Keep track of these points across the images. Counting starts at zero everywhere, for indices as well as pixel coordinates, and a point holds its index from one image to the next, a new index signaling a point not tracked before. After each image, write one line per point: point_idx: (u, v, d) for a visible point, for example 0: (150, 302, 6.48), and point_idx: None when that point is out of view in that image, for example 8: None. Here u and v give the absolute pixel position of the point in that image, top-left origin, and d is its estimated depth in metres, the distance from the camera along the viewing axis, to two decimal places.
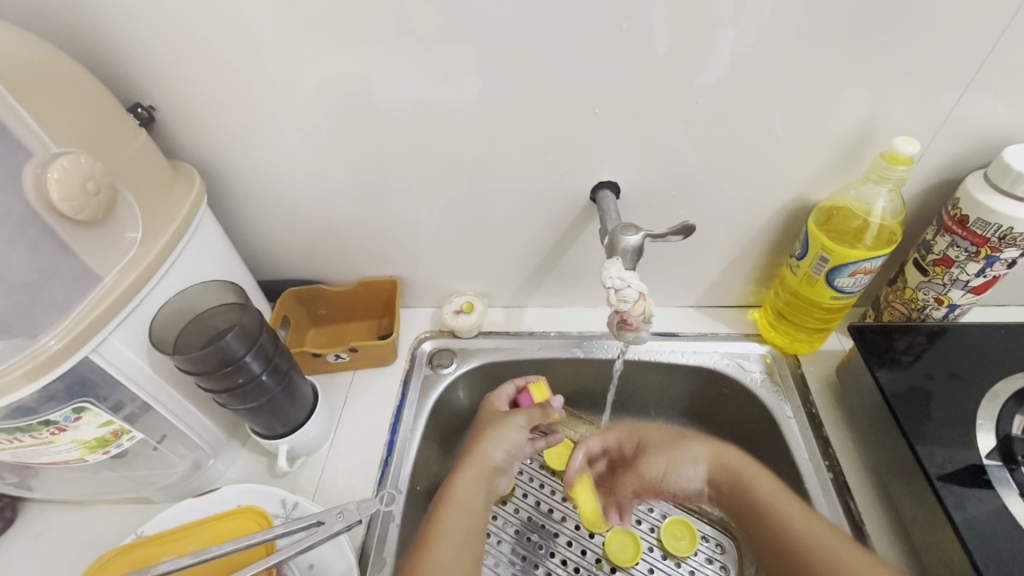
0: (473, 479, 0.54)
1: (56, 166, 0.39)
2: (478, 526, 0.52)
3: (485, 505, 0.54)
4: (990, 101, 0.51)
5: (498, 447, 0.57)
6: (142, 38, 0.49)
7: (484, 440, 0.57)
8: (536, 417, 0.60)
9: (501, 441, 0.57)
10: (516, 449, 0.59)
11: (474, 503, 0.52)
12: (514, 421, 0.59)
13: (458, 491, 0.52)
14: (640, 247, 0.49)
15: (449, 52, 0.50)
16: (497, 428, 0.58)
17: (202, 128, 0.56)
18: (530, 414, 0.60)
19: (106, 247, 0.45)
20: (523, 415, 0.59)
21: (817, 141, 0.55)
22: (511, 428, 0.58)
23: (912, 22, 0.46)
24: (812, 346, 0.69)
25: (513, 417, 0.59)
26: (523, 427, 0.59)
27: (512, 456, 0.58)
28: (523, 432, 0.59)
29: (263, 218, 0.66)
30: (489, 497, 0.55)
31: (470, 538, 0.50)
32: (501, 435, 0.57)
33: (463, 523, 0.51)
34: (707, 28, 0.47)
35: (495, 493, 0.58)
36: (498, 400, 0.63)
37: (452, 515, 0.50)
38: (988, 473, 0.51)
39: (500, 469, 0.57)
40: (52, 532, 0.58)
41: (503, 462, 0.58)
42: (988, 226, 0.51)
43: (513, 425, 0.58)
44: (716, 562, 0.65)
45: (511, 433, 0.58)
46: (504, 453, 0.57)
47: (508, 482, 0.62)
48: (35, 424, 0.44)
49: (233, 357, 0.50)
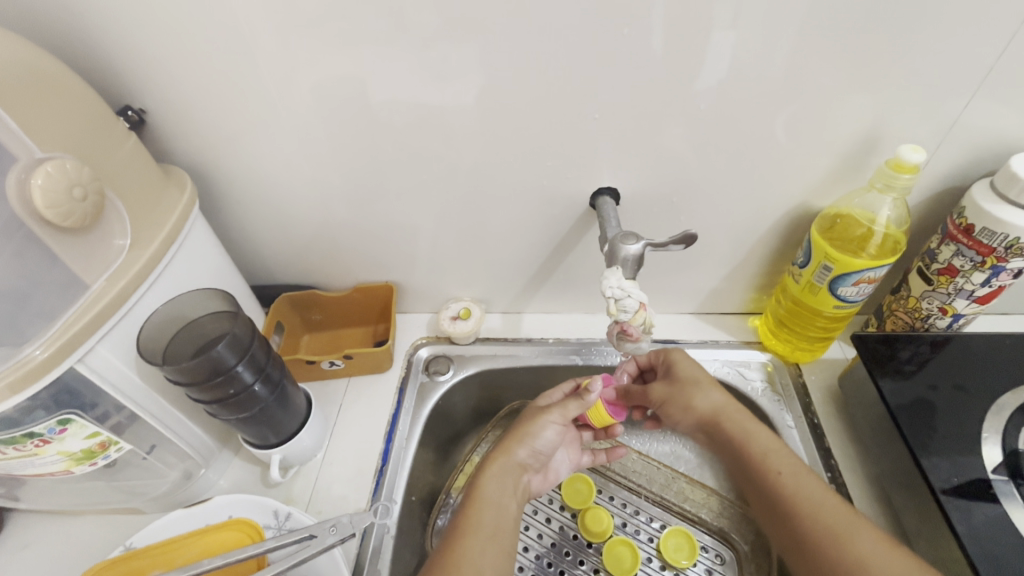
0: (502, 476, 0.53)
1: (40, 172, 0.38)
2: (510, 521, 0.51)
3: (516, 501, 0.53)
4: (995, 108, 0.50)
5: (526, 445, 0.56)
6: (132, 40, 0.48)
7: (514, 439, 0.56)
8: (572, 406, 0.57)
9: (529, 437, 0.56)
10: (548, 444, 0.57)
11: (502, 500, 0.51)
12: (547, 417, 0.56)
13: (486, 488, 0.52)
14: (641, 256, 0.48)
15: (445, 56, 0.49)
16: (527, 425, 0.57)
17: (194, 132, 0.55)
18: (564, 405, 0.57)
19: (94, 254, 0.44)
20: (557, 410, 0.57)
21: (819, 148, 0.54)
22: (542, 423, 0.56)
23: (918, 29, 0.46)
24: (814, 355, 0.68)
25: (546, 412, 0.57)
26: (558, 423, 0.57)
27: (542, 452, 0.57)
28: (557, 428, 0.57)
29: (257, 222, 0.65)
30: (519, 494, 0.54)
31: (501, 533, 0.49)
32: (531, 433, 0.56)
33: (495, 518, 0.50)
34: (709, 33, 0.46)
35: (529, 490, 0.57)
36: (548, 396, 0.61)
37: (483, 511, 0.49)
38: (994, 487, 0.50)
39: (530, 465, 0.57)
40: (39, 543, 0.56)
41: (533, 458, 0.57)
42: (994, 236, 0.50)
43: (547, 421, 0.56)
44: (715, 573, 0.63)
45: (542, 429, 0.56)
46: (533, 449, 0.56)
47: (545, 481, 0.61)
48: (19, 436, 0.43)
49: (224, 368, 0.49)
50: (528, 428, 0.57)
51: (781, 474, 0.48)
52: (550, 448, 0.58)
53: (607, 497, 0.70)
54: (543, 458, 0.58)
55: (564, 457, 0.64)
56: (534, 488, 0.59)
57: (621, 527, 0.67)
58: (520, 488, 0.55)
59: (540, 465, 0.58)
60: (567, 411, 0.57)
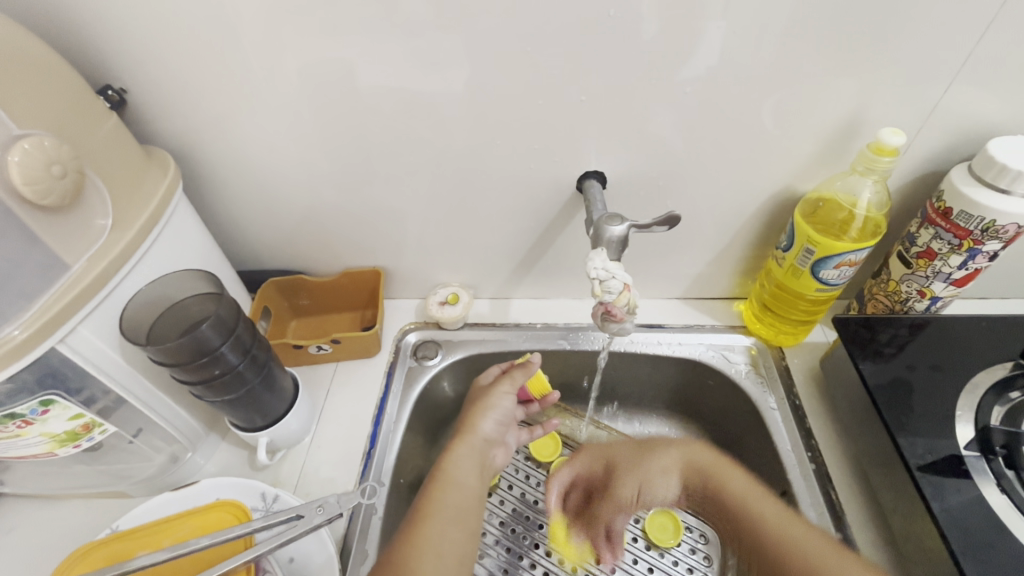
0: (466, 454, 0.55)
1: (17, 148, 0.38)
2: (473, 498, 0.52)
3: (479, 480, 0.54)
4: (976, 93, 0.51)
5: (487, 420, 0.59)
6: (111, 18, 0.47)
7: (474, 415, 0.58)
8: (517, 376, 0.61)
9: (488, 410, 0.59)
10: (504, 418, 0.60)
11: (467, 478, 0.53)
12: (501, 388, 0.60)
13: (449, 468, 0.53)
14: (624, 238, 0.49)
15: (433, 40, 0.49)
16: (483, 399, 0.60)
17: (177, 112, 0.54)
18: (511, 375, 0.61)
19: (74, 234, 0.43)
20: (506, 381, 0.61)
21: (804, 132, 0.55)
22: (497, 394, 0.60)
23: (901, 15, 0.46)
24: (796, 338, 0.69)
25: (497, 387, 0.60)
26: (511, 394, 0.61)
27: (502, 425, 0.60)
28: (511, 398, 0.61)
29: (243, 206, 0.64)
30: (482, 472, 0.56)
31: (464, 511, 0.50)
32: (489, 405, 0.59)
33: (457, 498, 0.51)
34: (696, 17, 0.47)
35: (494, 465, 0.59)
36: (485, 373, 0.63)
37: (446, 492, 0.51)
38: (966, 463, 0.51)
39: (492, 440, 0.59)
40: (22, 528, 0.56)
41: (494, 432, 0.59)
42: (971, 219, 0.51)
43: (501, 393, 0.60)
44: (699, 552, 0.65)
45: (497, 401, 0.60)
46: (494, 423, 0.59)
47: (507, 454, 0.62)
48: (1, 418, 0.42)
49: (209, 348, 0.49)
50: (485, 403, 0.60)
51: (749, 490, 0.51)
52: (508, 421, 0.61)
53: None
54: (502, 432, 0.61)
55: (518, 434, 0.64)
56: (498, 465, 0.60)
57: None
58: (484, 465, 0.57)
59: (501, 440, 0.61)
60: (515, 379, 0.61)
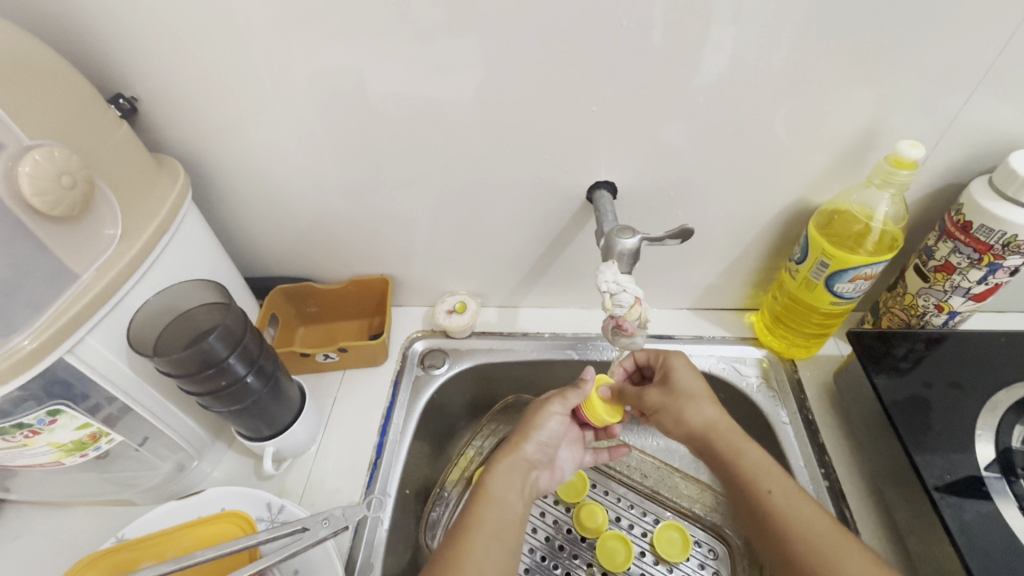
0: (509, 472, 0.53)
1: (28, 159, 0.38)
2: (516, 517, 0.50)
3: (523, 498, 0.52)
4: (997, 105, 0.50)
5: (534, 439, 0.56)
6: (123, 28, 0.47)
7: (520, 434, 0.57)
8: (569, 395, 0.58)
9: (535, 430, 0.57)
10: (553, 438, 0.58)
11: (509, 497, 0.51)
12: (551, 408, 0.57)
13: (492, 485, 0.52)
14: (636, 250, 0.48)
15: (442, 49, 0.48)
16: (532, 419, 0.58)
17: (188, 121, 0.55)
18: (564, 395, 0.58)
19: (84, 244, 0.43)
20: (557, 399, 0.58)
21: (819, 143, 0.54)
22: (546, 414, 0.57)
23: (920, 25, 0.45)
24: (810, 351, 0.68)
25: (548, 405, 0.58)
26: (561, 414, 0.58)
27: (550, 446, 0.58)
28: (561, 418, 0.58)
29: (251, 213, 0.64)
30: (526, 490, 0.53)
31: (505, 530, 0.48)
32: (537, 425, 0.57)
33: (500, 515, 0.50)
34: (710, 26, 0.46)
35: (537, 487, 0.57)
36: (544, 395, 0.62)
37: (488, 508, 0.49)
38: (986, 484, 0.50)
39: (538, 460, 0.57)
40: (28, 536, 0.56)
41: (541, 453, 0.57)
42: (992, 233, 0.50)
43: (549, 412, 0.57)
44: (708, 567, 0.64)
45: (547, 420, 0.57)
46: (541, 443, 0.57)
47: (553, 478, 0.60)
48: (8, 427, 0.42)
49: (215, 360, 0.49)
50: (534, 422, 0.58)
51: (772, 495, 0.46)
52: (558, 441, 0.59)
53: (602, 491, 0.70)
54: (551, 452, 0.58)
55: (570, 455, 0.62)
56: (543, 486, 0.58)
57: (616, 521, 0.67)
58: (529, 484, 0.55)
59: (548, 461, 0.58)
60: (566, 399, 0.58)
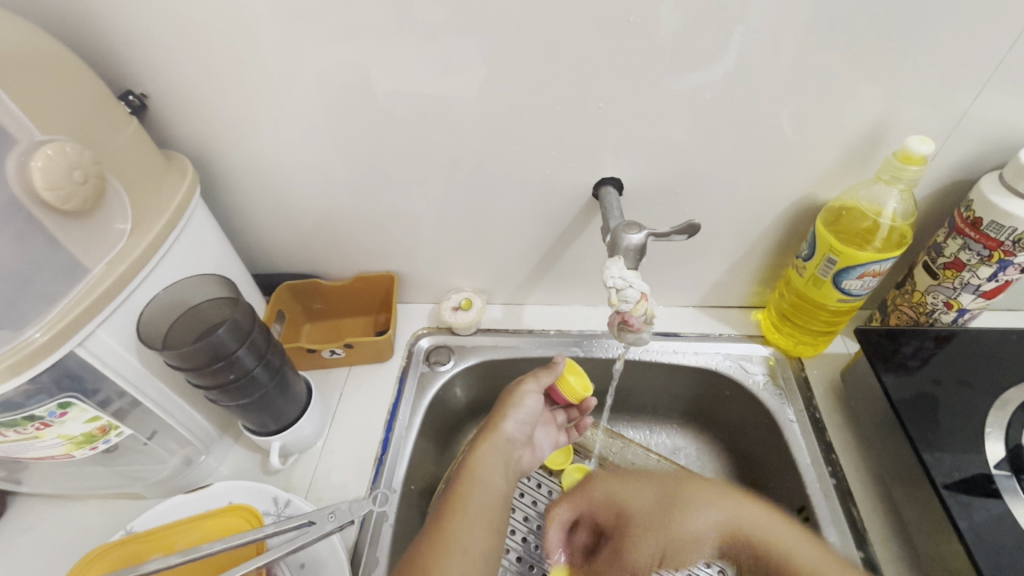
0: (491, 454, 0.55)
1: (40, 154, 0.38)
2: (500, 497, 0.52)
3: (506, 478, 0.54)
4: (1006, 100, 0.49)
5: (512, 418, 0.58)
6: (133, 25, 0.48)
7: (498, 415, 0.58)
8: (542, 376, 0.59)
9: (512, 409, 0.58)
10: (530, 416, 0.59)
11: (490, 475, 0.53)
12: (525, 387, 0.59)
13: (476, 467, 0.53)
14: (642, 246, 0.48)
15: (447, 44, 0.48)
16: (507, 399, 0.59)
17: (196, 118, 0.55)
18: (537, 374, 0.60)
19: (94, 238, 0.44)
20: (531, 378, 0.60)
21: (827, 139, 0.54)
22: (521, 393, 0.59)
23: (929, 19, 0.45)
24: (816, 349, 0.67)
25: (522, 384, 0.59)
26: (535, 393, 0.59)
27: (527, 424, 0.59)
28: (536, 397, 0.59)
29: (259, 210, 0.65)
30: (508, 470, 0.55)
31: (489, 510, 0.49)
32: (513, 405, 0.59)
33: (484, 495, 0.50)
34: (718, 22, 0.46)
35: (519, 467, 0.58)
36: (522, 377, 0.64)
37: (472, 490, 0.50)
38: (996, 483, 0.49)
39: (518, 440, 0.58)
40: (37, 528, 0.57)
41: (519, 431, 0.59)
42: (1002, 230, 0.50)
43: (524, 390, 0.59)
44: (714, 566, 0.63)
45: (522, 399, 0.59)
46: (519, 422, 0.58)
47: (535, 458, 0.62)
48: (20, 420, 0.43)
49: (224, 353, 0.50)
50: (510, 401, 0.59)
51: None
52: (535, 419, 0.60)
53: None
54: (528, 432, 0.60)
55: (547, 435, 0.64)
56: (525, 466, 0.60)
57: None
58: (511, 465, 0.56)
59: (527, 440, 0.60)
60: (540, 379, 0.60)
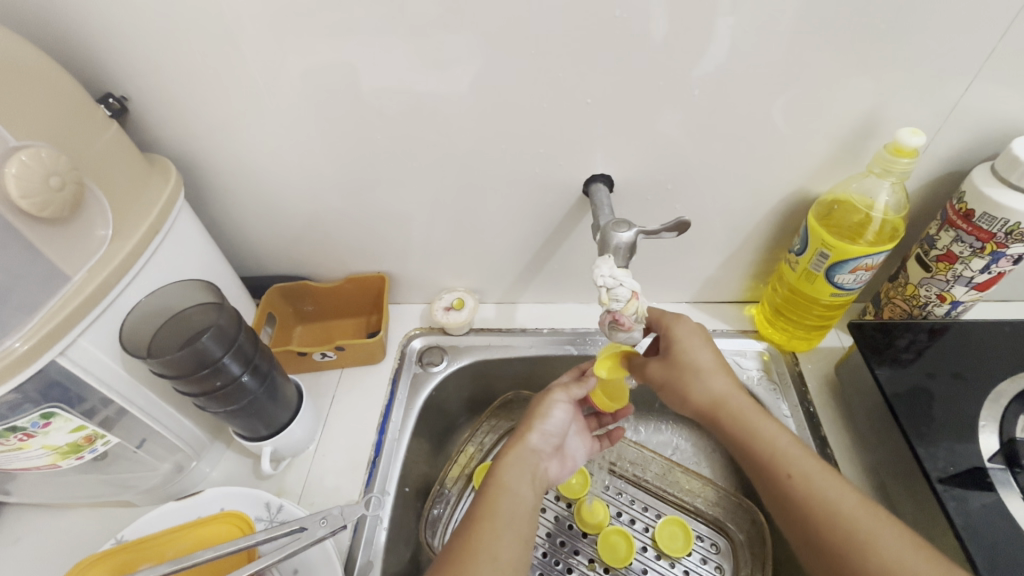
0: (520, 465, 0.51)
1: (14, 160, 0.37)
2: (527, 509, 0.48)
3: (534, 488, 0.50)
4: (999, 91, 0.49)
5: (539, 428, 0.54)
6: (111, 27, 0.47)
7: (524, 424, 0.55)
8: (573, 388, 0.56)
9: (539, 419, 0.55)
10: (558, 427, 0.56)
11: (519, 486, 0.49)
12: (554, 397, 0.56)
13: (502, 476, 0.50)
14: (633, 244, 0.48)
15: (433, 43, 0.48)
16: (535, 409, 0.56)
17: (179, 121, 0.54)
18: (568, 385, 0.57)
19: (73, 246, 0.43)
20: (561, 389, 0.56)
21: (819, 132, 0.53)
22: (549, 404, 0.55)
23: (921, 10, 0.44)
24: (811, 343, 0.67)
25: (552, 394, 0.56)
26: (567, 404, 0.56)
27: (554, 436, 0.56)
28: (566, 408, 0.56)
29: (246, 213, 0.64)
30: (537, 482, 0.51)
31: (519, 520, 0.47)
32: (542, 414, 0.55)
33: (512, 506, 0.47)
34: (709, 17, 0.45)
35: (548, 478, 0.55)
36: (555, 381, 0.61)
37: (499, 500, 0.47)
38: (991, 476, 0.49)
39: (545, 452, 0.54)
40: (27, 538, 0.56)
41: (546, 441, 0.55)
42: (995, 221, 0.49)
43: (554, 401, 0.55)
44: (710, 562, 0.64)
45: (551, 409, 0.55)
46: (546, 433, 0.55)
47: (564, 468, 0.58)
48: (3, 431, 0.42)
49: (210, 360, 0.49)
50: (538, 411, 0.56)
51: (793, 478, 0.46)
52: (563, 431, 0.57)
53: (602, 487, 0.69)
54: (556, 442, 0.56)
55: (579, 444, 0.61)
56: (553, 477, 0.56)
57: (617, 516, 0.67)
58: (539, 477, 0.52)
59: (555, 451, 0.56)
60: (570, 390, 0.56)
